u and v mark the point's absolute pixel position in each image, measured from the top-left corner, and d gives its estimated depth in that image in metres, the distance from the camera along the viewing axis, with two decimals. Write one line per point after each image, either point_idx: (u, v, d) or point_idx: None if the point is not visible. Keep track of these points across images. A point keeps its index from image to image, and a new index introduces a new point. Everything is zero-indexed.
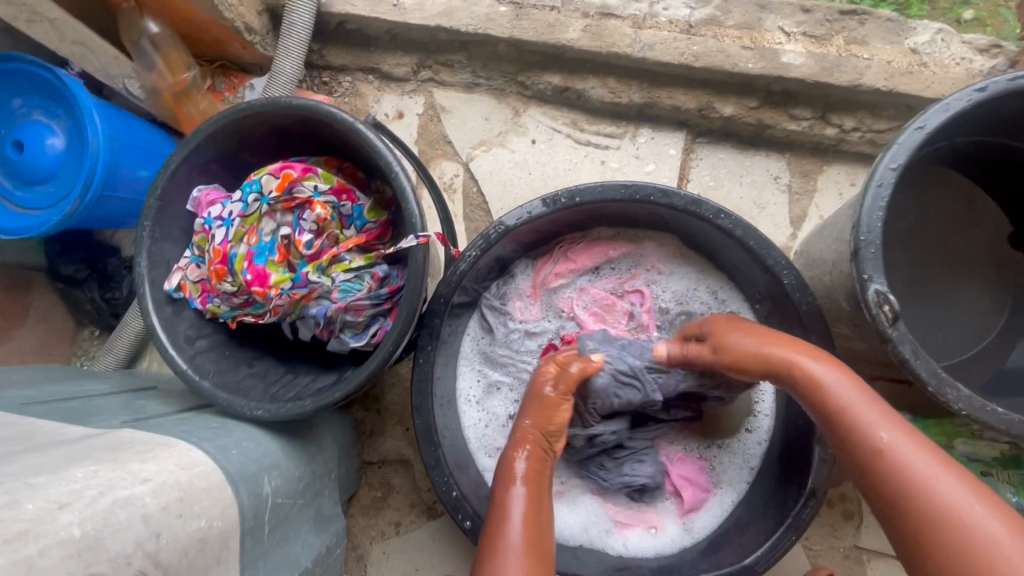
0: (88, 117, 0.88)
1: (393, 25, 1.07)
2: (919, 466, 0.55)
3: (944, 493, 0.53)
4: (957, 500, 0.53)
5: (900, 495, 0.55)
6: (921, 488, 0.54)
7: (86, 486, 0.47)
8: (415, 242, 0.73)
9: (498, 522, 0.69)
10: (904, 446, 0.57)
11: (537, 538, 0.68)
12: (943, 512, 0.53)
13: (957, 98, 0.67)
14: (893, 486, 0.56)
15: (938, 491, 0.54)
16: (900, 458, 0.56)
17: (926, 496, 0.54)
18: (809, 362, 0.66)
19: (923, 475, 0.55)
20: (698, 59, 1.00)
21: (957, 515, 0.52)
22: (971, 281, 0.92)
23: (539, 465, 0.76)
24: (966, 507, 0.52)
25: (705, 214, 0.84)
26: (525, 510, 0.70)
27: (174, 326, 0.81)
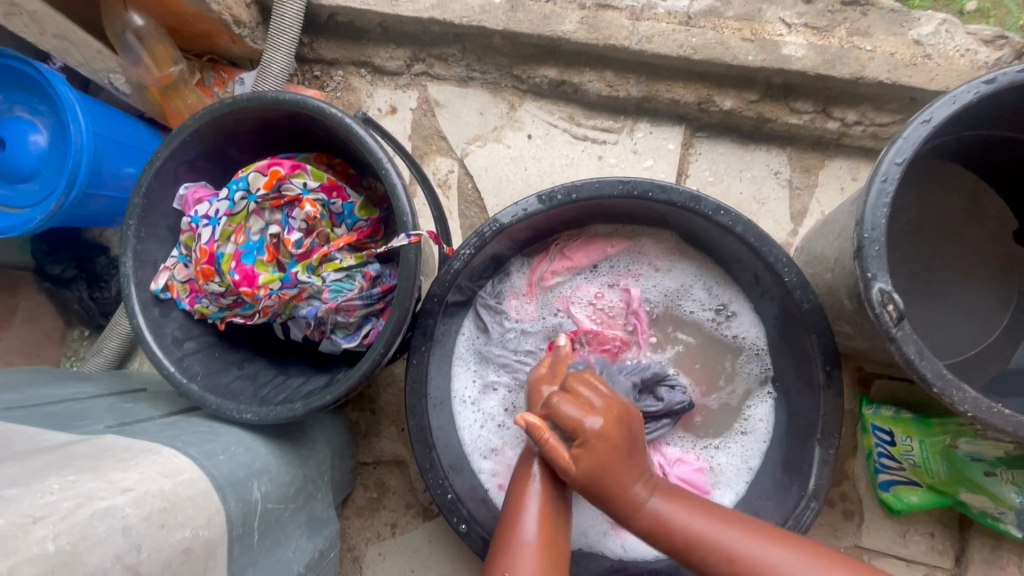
0: (71, 113, 0.86)
1: (384, 18, 1.04)
2: (723, 533, 0.64)
3: (743, 549, 0.62)
4: (751, 550, 0.62)
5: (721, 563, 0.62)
6: (730, 550, 0.63)
7: (63, 498, 0.46)
8: (406, 241, 0.71)
9: (513, 518, 0.68)
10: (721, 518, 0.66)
11: (553, 535, 0.67)
12: (758, 565, 0.61)
13: (964, 90, 0.65)
14: (705, 555, 0.64)
15: (731, 544, 0.63)
16: (676, 530, 0.65)
17: (732, 553, 0.62)
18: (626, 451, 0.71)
19: (724, 538, 0.64)
20: (697, 51, 0.98)
21: (769, 567, 0.60)
22: (975, 278, 0.90)
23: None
24: (776, 557, 0.61)
25: (705, 210, 0.82)
26: (544, 504, 0.69)
27: (161, 327, 0.79)
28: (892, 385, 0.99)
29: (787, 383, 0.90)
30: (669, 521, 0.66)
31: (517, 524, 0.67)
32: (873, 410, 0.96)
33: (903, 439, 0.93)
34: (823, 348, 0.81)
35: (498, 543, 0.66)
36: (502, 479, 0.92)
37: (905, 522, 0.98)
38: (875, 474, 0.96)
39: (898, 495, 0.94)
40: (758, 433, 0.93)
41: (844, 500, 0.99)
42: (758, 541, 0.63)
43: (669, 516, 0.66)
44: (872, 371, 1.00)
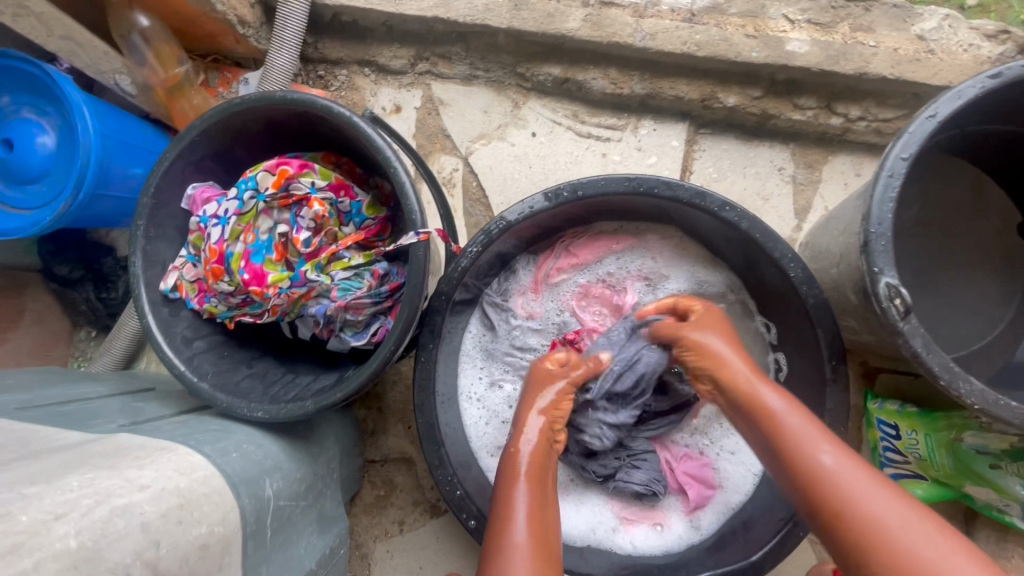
0: (78, 114, 0.86)
1: (389, 17, 1.05)
2: (868, 495, 0.57)
3: (883, 516, 0.55)
4: (889, 515, 0.55)
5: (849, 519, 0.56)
6: (870, 515, 0.55)
7: (82, 495, 0.46)
8: (415, 238, 0.72)
9: (505, 517, 0.67)
10: (864, 476, 0.58)
11: (544, 534, 0.66)
12: (889, 535, 0.54)
13: (969, 85, 0.66)
14: (834, 509, 0.57)
15: (876, 510, 0.55)
16: (840, 484, 0.58)
17: (869, 512, 0.55)
18: (764, 392, 0.68)
19: (863, 500, 0.56)
20: (701, 48, 0.98)
21: (903, 542, 0.53)
22: (979, 272, 0.91)
23: (542, 453, 0.76)
24: (911, 530, 0.53)
25: (711, 206, 0.82)
26: (533, 504, 0.69)
27: (171, 326, 0.80)
28: (896, 379, 1.00)
29: (793, 378, 0.90)
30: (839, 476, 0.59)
31: (508, 525, 0.66)
32: (877, 404, 0.97)
33: (908, 433, 0.94)
34: (829, 342, 0.81)
35: (490, 548, 0.65)
36: None
37: None
38: (880, 468, 0.97)
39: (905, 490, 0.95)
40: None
41: None
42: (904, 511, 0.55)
43: (834, 469, 0.59)
44: (876, 365, 1.01)
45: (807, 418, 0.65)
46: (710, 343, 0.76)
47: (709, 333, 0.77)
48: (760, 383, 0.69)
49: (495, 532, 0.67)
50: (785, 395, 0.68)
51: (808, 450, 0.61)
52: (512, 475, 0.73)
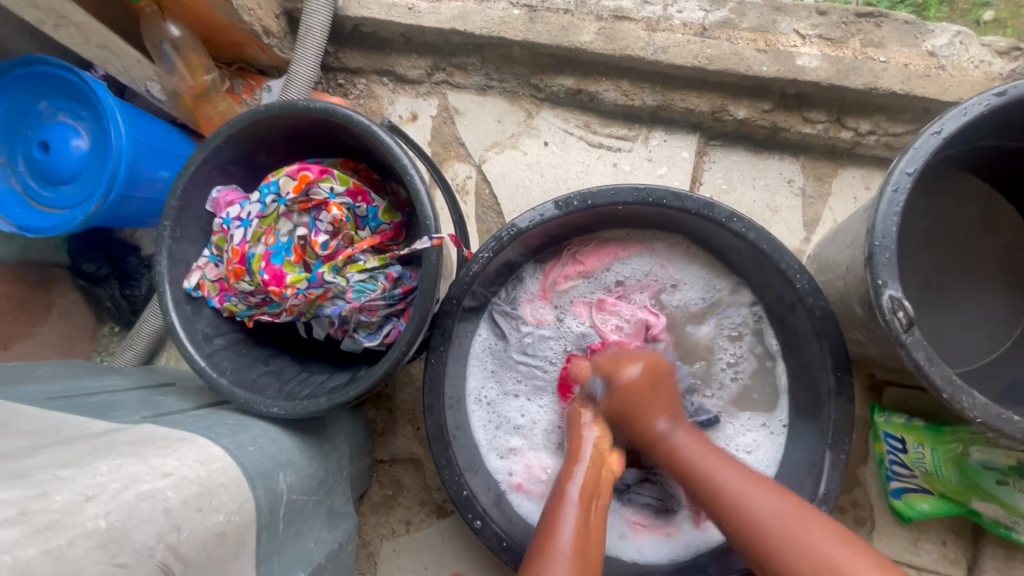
0: (111, 119, 0.90)
1: (407, 28, 1.08)
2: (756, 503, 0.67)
3: (770, 511, 0.65)
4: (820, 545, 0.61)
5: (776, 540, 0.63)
6: (762, 517, 0.65)
7: (110, 479, 0.49)
8: (429, 244, 0.74)
9: (550, 529, 0.70)
10: (739, 475, 0.71)
11: (586, 547, 0.69)
12: (786, 533, 0.63)
13: (975, 102, 0.67)
14: (731, 506, 0.68)
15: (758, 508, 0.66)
16: (736, 494, 0.68)
17: (758, 512, 0.66)
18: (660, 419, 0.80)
19: (751, 498, 0.68)
20: (712, 62, 1.00)
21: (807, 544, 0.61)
22: (989, 287, 0.91)
23: (594, 483, 0.76)
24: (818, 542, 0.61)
25: (718, 217, 0.84)
26: (580, 521, 0.71)
27: (193, 324, 0.83)
28: (904, 394, 1.00)
29: (799, 389, 0.91)
30: (731, 486, 0.69)
31: (553, 533, 0.69)
32: (885, 418, 0.97)
33: (915, 447, 0.94)
34: (833, 354, 0.82)
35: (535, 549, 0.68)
36: (520, 479, 0.95)
37: (916, 530, 0.99)
38: (887, 481, 0.97)
39: (910, 503, 0.95)
40: (773, 425, 0.93)
41: (855, 506, 1.00)
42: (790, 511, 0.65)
43: (738, 489, 0.69)
44: (883, 378, 1.01)
45: (705, 447, 0.76)
46: (630, 373, 0.82)
47: (635, 368, 0.83)
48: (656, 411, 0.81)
49: (542, 537, 0.70)
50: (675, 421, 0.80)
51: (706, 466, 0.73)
52: (557, 501, 0.74)
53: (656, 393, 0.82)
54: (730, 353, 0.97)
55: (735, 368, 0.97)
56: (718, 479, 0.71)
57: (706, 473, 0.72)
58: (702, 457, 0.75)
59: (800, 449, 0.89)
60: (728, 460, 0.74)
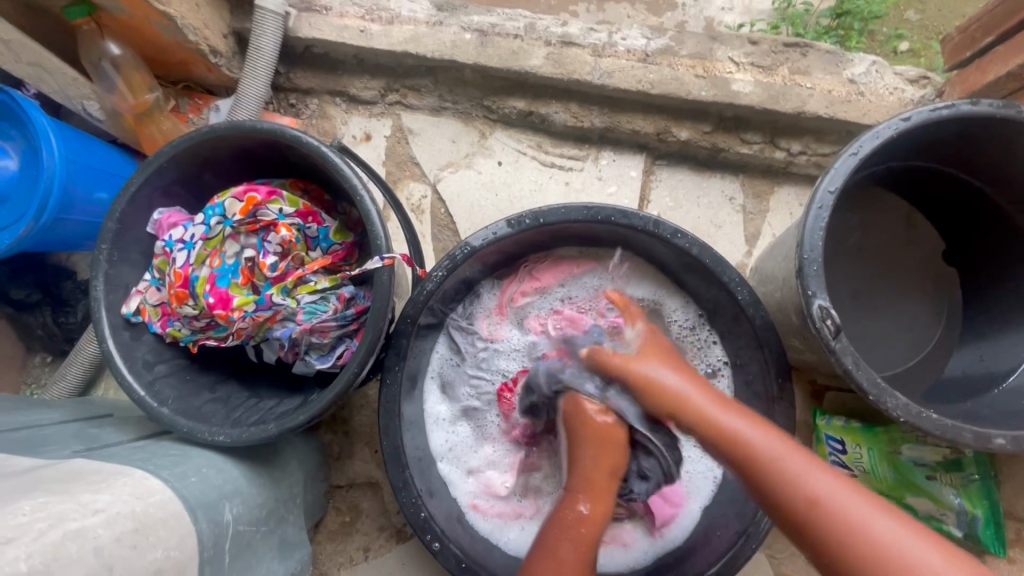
0: (44, 139, 0.87)
1: (359, 50, 1.09)
2: (759, 438, 0.65)
3: (855, 512, 0.58)
4: (894, 536, 0.56)
5: (819, 514, 0.59)
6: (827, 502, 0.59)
7: (34, 520, 0.46)
8: (380, 263, 0.74)
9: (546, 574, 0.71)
10: (778, 444, 0.65)
11: None
12: (875, 542, 0.56)
13: (886, 126, 0.73)
14: (796, 496, 0.61)
15: (819, 484, 0.61)
16: (833, 505, 0.59)
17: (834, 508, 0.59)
18: (730, 418, 0.68)
19: (804, 473, 0.62)
20: (655, 86, 1.05)
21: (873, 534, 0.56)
22: (913, 294, 0.98)
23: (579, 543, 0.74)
24: (887, 531, 0.56)
25: (663, 233, 0.87)
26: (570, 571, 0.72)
27: (132, 351, 0.80)
28: (842, 397, 1.05)
29: (746, 399, 0.94)
30: (771, 452, 0.64)
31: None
32: (826, 421, 1.01)
33: (853, 447, 0.99)
34: (775, 361, 0.86)
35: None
36: (477, 499, 0.95)
37: None
38: None
39: None
40: None
41: None
42: (849, 492, 0.60)
43: (824, 488, 0.60)
44: (824, 383, 1.06)
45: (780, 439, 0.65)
46: (663, 380, 0.73)
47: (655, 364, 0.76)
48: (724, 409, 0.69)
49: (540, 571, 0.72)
50: (679, 373, 0.75)
51: (742, 442, 0.66)
52: (549, 547, 0.74)
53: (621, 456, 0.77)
54: None
55: None
56: (811, 488, 0.60)
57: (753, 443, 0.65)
58: (788, 454, 0.64)
59: None
60: (728, 403, 0.71)
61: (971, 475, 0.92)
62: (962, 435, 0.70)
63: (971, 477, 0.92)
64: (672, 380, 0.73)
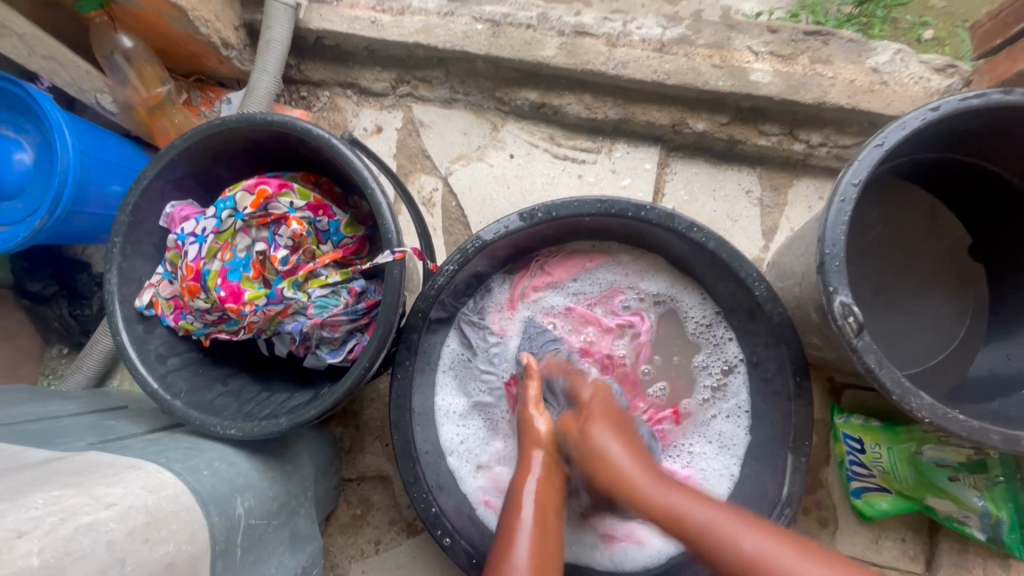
0: (58, 133, 0.87)
1: (370, 42, 1.08)
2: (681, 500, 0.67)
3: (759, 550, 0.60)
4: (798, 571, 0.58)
5: (726, 558, 0.61)
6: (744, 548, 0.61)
7: (47, 513, 0.46)
8: (391, 257, 0.73)
9: (512, 515, 0.71)
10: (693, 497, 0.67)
11: (545, 547, 0.68)
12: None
13: (913, 116, 0.70)
14: (711, 541, 0.62)
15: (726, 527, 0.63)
16: (739, 546, 0.61)
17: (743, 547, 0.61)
18: (649, 485, 0.69)
19: (713, 519, 0.64)
20: (670, 76, 1.03)
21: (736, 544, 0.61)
22: (937, 291, 0.95)
23: (546, 487, 0.75)
24: (792, 563, 0.58)
25: (678, 228, 0.85)
26: (538, 501, 0.73)
27: (145, 344, 0.80)
28: (861, 396, 1.03)
29: (761, 397, 0.92)
30: (681, 509, 0.66)
31: (511, 542, 0.68)
32: (844, 419, 1.00)
33: (872, 447, 0.97)
34: (792, 358, 0.84)
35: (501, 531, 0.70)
36: (488, 495, 0.94)
37: (877, 528, 1.01)
38: (847, 481, 0.99)
39: (870, 502, 0.97)
40: (737, 423, 0.95)
41: (819, 507, 1.02)
42: (756, 530, 0.62)
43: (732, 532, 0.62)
44: (842, 381, 1.04)
45: (686, 494, 0.68)
46: (599, 438, 0.75)
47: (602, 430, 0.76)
48: (636, 475, 0.71)
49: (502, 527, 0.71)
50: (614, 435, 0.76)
51: (647, 495, 0.68)
52: (512, 509, 0.72)
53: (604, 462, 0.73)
54: (712, 377, 0.97)
55: (716, 392, 0.97)
56: (723, 535, 0.62)
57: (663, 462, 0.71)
58: (692, 505, 0.66)
59: (760, 453, 0.90)
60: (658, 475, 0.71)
61: (995, 477, 0.89)
62: (989, 436, 0.67)
63: (995, 479, 0.89)
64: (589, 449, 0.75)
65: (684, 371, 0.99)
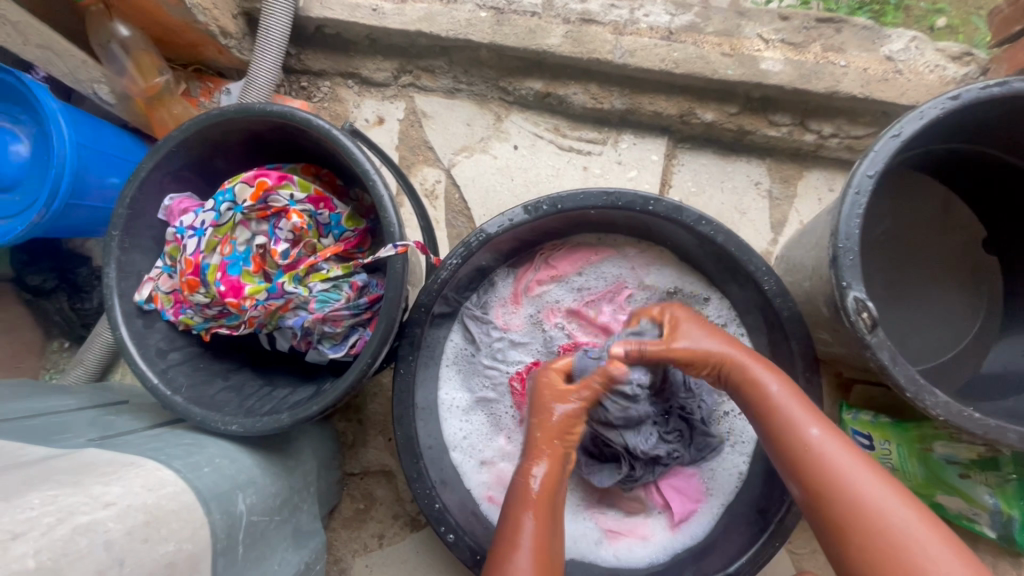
0: (54, 123, 0.85)
1: (371, 30, 1.06)
2: (799, 415, 0.68)
3: (866, 493, 0.61)
4: (909, 527, 0.58)
5: (823, 475, 0.63)
6: (843, 477, 0.62)
7: (43, 513, 0.46)
8: (393, 251, 0.72)
9: (512, 532, 0.71)
10: (814, 419, 0.67)
11: (549, 562, 0.69)
12: (880, 518, 0.59)
13: (931, 106, 0.68)
14: (814, 463, 0.64)
15: (835, 457, 0.64)
16: (838, 470, 0.63)
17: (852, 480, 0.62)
18: (767, 382, 0.71)
19: (828, 451, 0.65)
20: (678, 65, 1.00)
21: (885, 513, 0.59)
22: (950, 285, 0.93)
23: (545, 497, 0.74)
24: (896, 515, 0.59)
25: (687, 221, 0.83)
26: (538, 525, 0.71)
27: (145, 338, 0.79)
28: (870, 391, 1.02)
29: None
30: (798, 418, 0.68)
31: (510, 557, 0.68)
32: (852, 415, 0.98)
33: (882, 443, 0.95)
34: (802, 354, 0.83)
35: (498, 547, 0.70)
36: (492, 491, 0.93)
37: None
38: None
39: None
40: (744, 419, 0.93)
41: None
42: (858, 462, 0.63)
43: (838, 461, 0.64)
44: (850, 376, 1.02)
45: (798, 400, 0.69)
46: (701, 342, 0.76)
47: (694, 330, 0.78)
48: (763, 373, 0.72)
49: (503, 535, 0.71)
50: (722, 338, 0.77)
51: (765, 393, 0.71)
52: (511, 527, 0.71)
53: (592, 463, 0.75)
54: None
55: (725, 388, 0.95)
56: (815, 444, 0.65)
57: (771, 396, 0.70)
58: (800, 415, 0.68)
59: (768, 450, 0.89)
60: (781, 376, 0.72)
61: (1008, 475, 0.85)
62: (1006, 435, 0.66)
63: (1008, 477, 0.85)
64: (726, 348, 0.75)
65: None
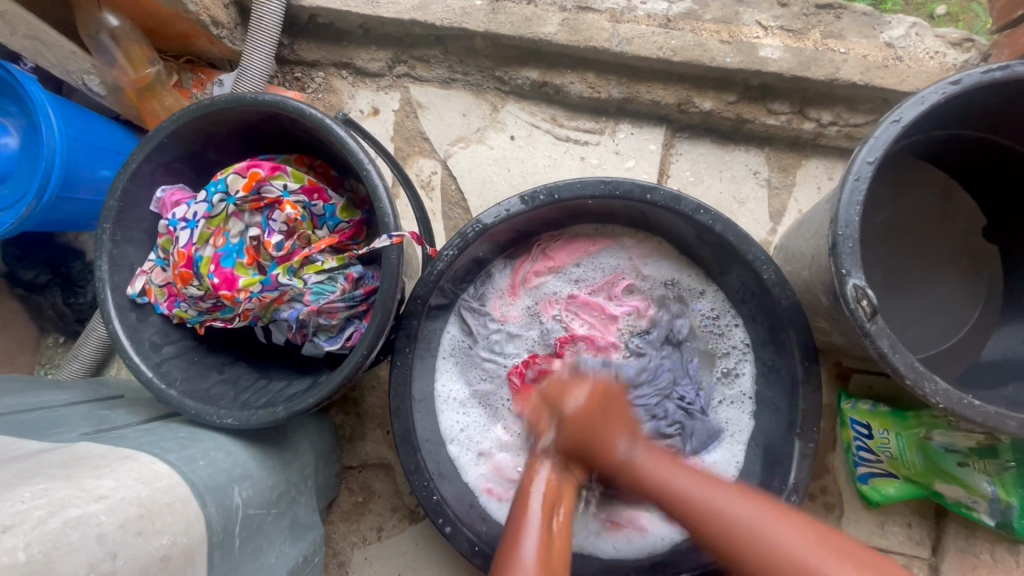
0: (43, 115, 0.84)
1: (366, 19, 1.04)
2: (681, 480, 0.68)
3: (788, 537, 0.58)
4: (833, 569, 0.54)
5: (729, 535, 0.61)
6: (755, 530, 0.60)
7: (34, 507, 0.45)
8: (388, 242, 0.71)
9: (515, 534, 0.66)
10: (686, 478, 0.68)
11: (551, 556, 0.63)
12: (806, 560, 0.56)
13: (931, 91, 0.67)
14: (713, 522, 0.62)
15: (737, 516, 0.61)
16: (725, 515, 0.62)
17: (745, 520, 0.61)
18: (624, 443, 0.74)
19: (729, 507, 0.63)
20: (676, 53, 0.99)
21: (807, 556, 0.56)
22: (950, 274, 0.92)
23: (550, 501, 0.70)
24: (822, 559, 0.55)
25: (685, 210, 0.82)
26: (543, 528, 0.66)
27: (138, 332, 0.78)
28: (869, 380, 1.01)
29: (768, 384, 0.90)
30: (674, 487, 0.67)
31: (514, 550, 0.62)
32: (851, 404, 0.98)
33: (880, 432, 0.95)
34: (801, 344, 0.82)
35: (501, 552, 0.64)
36: (491, 483, 0.93)
37: (882, 513, 1.00)
38: (854, 466, 0.98)
39: (876, 487, 0.97)
40: (742, 408, 0.93)
41: (824, 492, 1.01)
42: (755, 511, 0.61)
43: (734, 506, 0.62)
44: (849, 365, 1.02)
45: (678, 465, 0.70)
46: (577, 397, 0.76)
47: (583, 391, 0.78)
48: (625, 438, 0.74)
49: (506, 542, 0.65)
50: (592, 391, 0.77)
51: (624, 455, 0.73)
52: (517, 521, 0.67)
53: (610, 417, 0.75)
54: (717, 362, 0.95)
55: (723, 377, 0.95)
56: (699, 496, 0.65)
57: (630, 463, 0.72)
58: (684, 479, 0.68)
59: (767, 441, 0.89)
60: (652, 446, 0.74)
61: (1006, 462, 0.87)
62: (1005, 422, 0.65)
63: (1007, 464, 0.87)
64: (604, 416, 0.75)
65: (687, 359, 0.96)
